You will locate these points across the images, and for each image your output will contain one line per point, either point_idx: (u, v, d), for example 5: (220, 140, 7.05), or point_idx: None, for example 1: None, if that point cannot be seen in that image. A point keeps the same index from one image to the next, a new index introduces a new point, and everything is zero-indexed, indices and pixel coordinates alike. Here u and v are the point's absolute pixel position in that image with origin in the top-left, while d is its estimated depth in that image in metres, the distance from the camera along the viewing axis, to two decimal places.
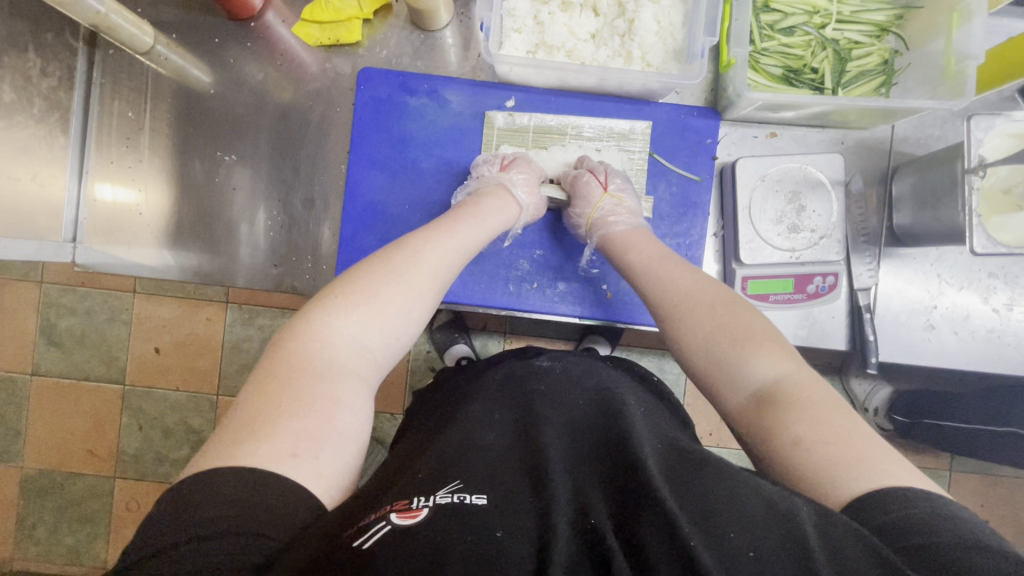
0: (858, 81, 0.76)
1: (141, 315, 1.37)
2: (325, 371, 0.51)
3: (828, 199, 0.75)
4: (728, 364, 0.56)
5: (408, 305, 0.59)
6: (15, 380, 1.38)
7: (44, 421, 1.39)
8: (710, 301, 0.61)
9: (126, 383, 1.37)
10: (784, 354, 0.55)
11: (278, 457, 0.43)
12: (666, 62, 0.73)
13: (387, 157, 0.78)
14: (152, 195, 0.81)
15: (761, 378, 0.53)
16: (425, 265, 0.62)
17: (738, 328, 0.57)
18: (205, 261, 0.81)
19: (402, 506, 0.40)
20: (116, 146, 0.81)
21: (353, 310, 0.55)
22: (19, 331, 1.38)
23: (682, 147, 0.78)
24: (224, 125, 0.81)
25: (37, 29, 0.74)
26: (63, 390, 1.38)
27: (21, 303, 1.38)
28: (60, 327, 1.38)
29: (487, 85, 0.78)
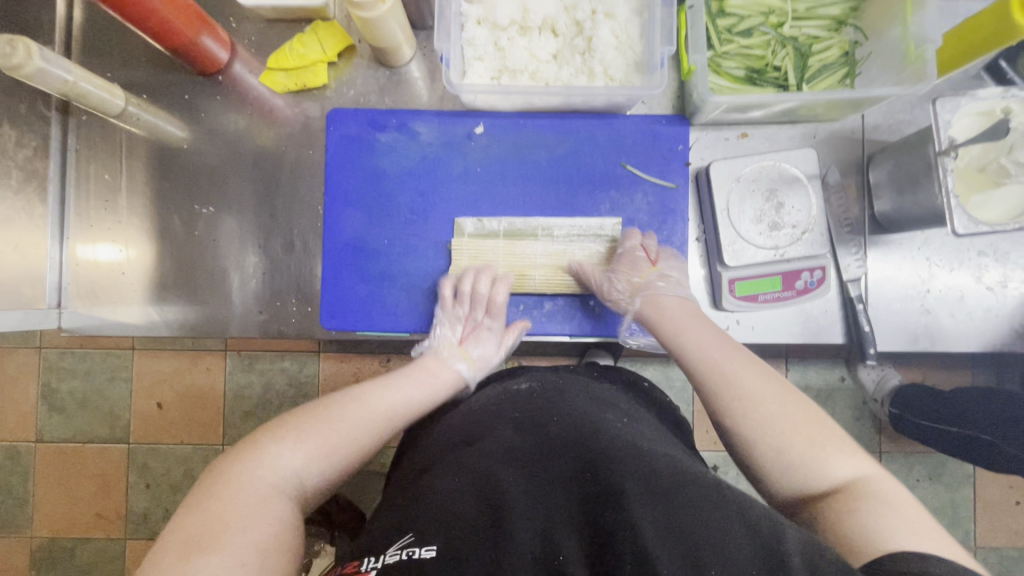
0: (822, 75, 0.76)
1: (140, 372, 1.37)
2: (265, 494, 0.53)
3: (805, 194, 0.75)
4: (801, 464, 0.55)
5: (354, 432, 0.63)
6: (18, 449, 1.37)
7: (51, 487, 1.37)
8: (762, 373, 0.62)
9: (130, 441, 1.36)
10: (846, 451, 0.55)
11: (220, 571, 0.46)
12: (629, 74, 0.74)
13: (362, 194, 0.79)
14: (133, 254, 0.81)
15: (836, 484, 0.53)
16: (364, 414, 0.65)
17: (814, 429, 0.56)
18: (192, 314, 0.81)
19: (351, 573, 0.45)
20: (94, 208, 0.81)
21: (298, 440, 0.59)
22: (19, 399, 1.38)
23: (655, 156, 0.78)
24: (200, 177, 0.82)
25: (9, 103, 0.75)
26: (66, 454, 1.37)
27: (20, 371, 1.38)
28: (61, 390, 1.37)
29: (455, 114, 0.78)
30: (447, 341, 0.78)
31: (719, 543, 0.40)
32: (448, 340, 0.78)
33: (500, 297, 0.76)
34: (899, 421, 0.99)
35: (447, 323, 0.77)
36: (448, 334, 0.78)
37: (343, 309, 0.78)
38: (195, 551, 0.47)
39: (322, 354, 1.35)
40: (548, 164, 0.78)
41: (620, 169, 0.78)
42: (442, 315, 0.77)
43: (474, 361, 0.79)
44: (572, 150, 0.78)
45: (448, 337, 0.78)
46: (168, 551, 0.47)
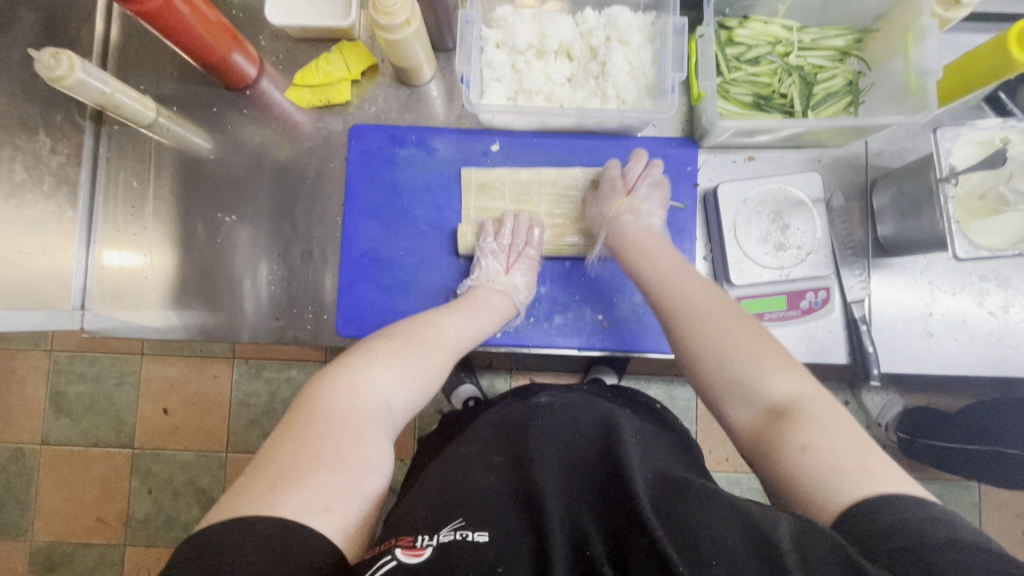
0: (827, 102, 0.79)
1: (148, 377, 1.39)
2: (362, 427, 0.53)
3: (810, 216, 0.77)
4: (738, 377, 0.57)
5: (428, 362, 0.64)
6: (24, 451, 1.39)
7: (55, 490, 1.38)
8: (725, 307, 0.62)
9: (135, 446, 1.37)
10: (789, 372, 0.56)
11: (312, 510, 0.44)
12: (641, 99, 0.77)
13: (380, 206, 0.81)
14: (156, 258, 0.84)
15: (782, 398, 0.54)
16: (433, 341, 0.66)
17: (754, 343, 0.58)
18: (210, 319, 0.83)
19: (406, 544, 0.44)
20: (121, 214, 0.84)
21: (384, 365, 0.60)
22: (29, 400, 1.39)
23: (664, 176, 0.81)
24: (223, 187, 0.85)
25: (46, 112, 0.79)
26: (73, 457, 1.38)
27: (30, 373, 1.40)
28: (69, 394, 1.39)
29: (472, 132, 0.82)
30: (494, 271, 0.76)
31: (736, 540, 0.40)
32: (494, 270, 0.76)
33: (535, 240, 0.78)
34: (909, 444, 0.98)
35: (490, 254, 0.77)
36: (493, 265, 0.77)
37: (359, 317, 0.80)
38: (288, 487, 0.45)
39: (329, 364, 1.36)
40: (561, 182, 0.81)
41: None
42: (486, 246, 0.77)
43: (515, 290, 0.77)
44: (584, 169, 0.81)
45: (495, 268, 0.76)
46: (262, 482, 0.46)
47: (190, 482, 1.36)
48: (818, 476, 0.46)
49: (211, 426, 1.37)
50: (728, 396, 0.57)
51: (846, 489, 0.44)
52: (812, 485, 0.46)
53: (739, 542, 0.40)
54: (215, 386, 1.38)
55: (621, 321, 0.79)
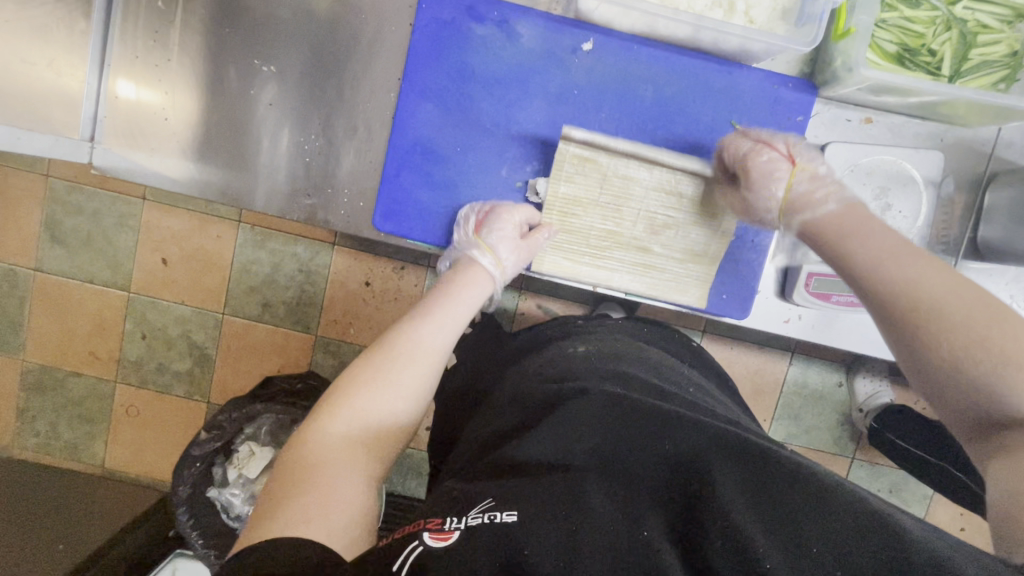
0: (979, 72, 0.67)
1: (149, 223, 1.31)
2: (308, 468, 0.48)
3: (917, 200, 0.69)
4: (980, 365, 0.46)
5: (418, 360, 0.58)
6: (16, 273, 1.34)
7: (47, 318, 1.36)
8: (905, 252, 0.53)
9: (131, 290, 1.34)
10: (971, 316, 0.48)
11: (293, 525, 0.43)
12: (772, 21, 0.64)
13: (442, 89, 0.70)
14: (177, 101, 0.74)
15: (1020, 397, 0.44)
16: (413, 346, 0.58)
17: (984, 315, 0.47)
18: (231, 178, 0.75)
19: (435, 526, 0.42)
20: (141, 39, 0.72)
21: (348, 395, 0.54)
22: (23, 224, 1.32)
23: (768, 122, 0.70)
24: (260, 26, 0.72)
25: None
26: (67, 289, 1.34)
27: (24, 196, 1.31)
28: (65, 224, 1.32)
29: (564, 22, 0.69)
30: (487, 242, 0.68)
31: (847, 533, 0.38)
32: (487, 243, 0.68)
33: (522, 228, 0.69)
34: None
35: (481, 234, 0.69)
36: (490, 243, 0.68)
37: (398, 213, 0.72)
38: (304, 510, 0.45)
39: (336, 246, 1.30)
40: (652, 104, 0.70)
41: (727, 126, 0.70)
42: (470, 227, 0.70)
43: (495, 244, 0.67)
44: (681, 94, 0.70)
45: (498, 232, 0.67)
46: (267, 516, 0.45)
47: (187, 336, 1.35)
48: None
49: (213, 284, 1.33)
50: (961, 410, 0.48)
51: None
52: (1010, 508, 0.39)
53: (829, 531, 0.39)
54: (219, 246, 1.32)
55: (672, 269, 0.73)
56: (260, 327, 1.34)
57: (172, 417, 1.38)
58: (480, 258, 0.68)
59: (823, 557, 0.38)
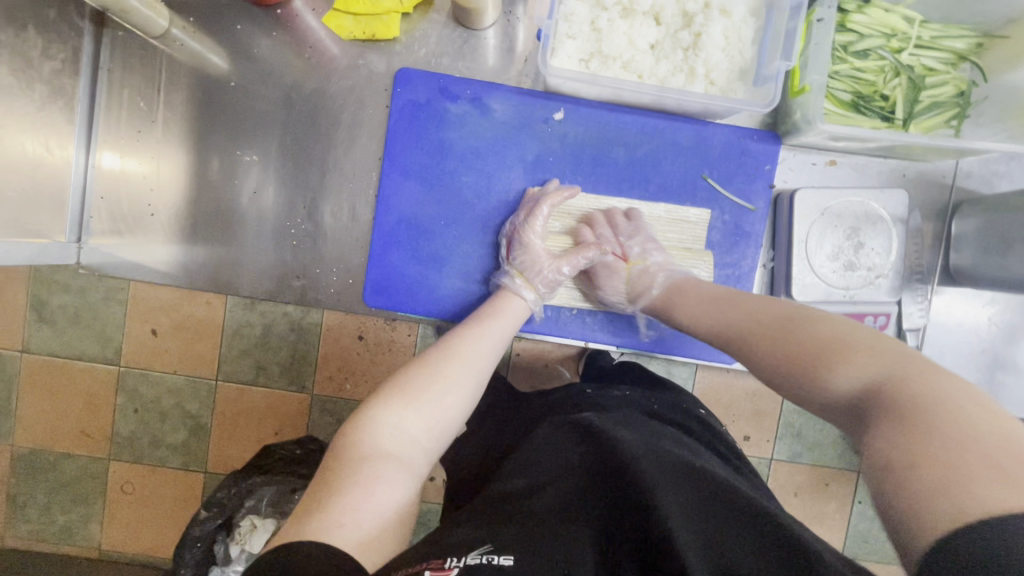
0: (930, 112, 0.71)
1: (138, 297, 1.31)
2: (356, 466, 0.48)
3: (888, 236, 0.71)
4: (803, 381, 0.46)
5: (464, 381, 0.57)
6: (3, 357, 1.33)
7: (34, 401, 1.33)
8: (739, 323, 0.55)
9: (121, 364, 1.32)
10: (773, 345, 0.50)
11: (329, 525, 0.42)
12: (732, 82, 0.68)
13: (423, 166, 0.72)
14: (161, 194, 0.75)
15: (859, 388, 0.42)
16: (458, 367, 0.58)
17: (804, 337, 0.48)
18: (219, 261, 0.76)
19: (437, 564, 0.41)
20: (125, 139, 0.75)
21: (400, 402, 0.53)
22: (8, 308, 1.31)
23: (738, 173, 0.73)
24: (242, 115, 0.75)
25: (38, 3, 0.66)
26: (55, 370, 1.33)
27: (9, 280, 1.31)
28: (51, 304, 1.31)
29: (534, 96, 0.72)
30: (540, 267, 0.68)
31: None
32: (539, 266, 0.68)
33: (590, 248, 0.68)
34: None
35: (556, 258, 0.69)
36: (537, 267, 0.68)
37: (388, 288, 0.73)
38: (341, 511, 0.44)
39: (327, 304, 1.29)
40: (626, 165, 0.72)
41: (700, 180, 0.73)
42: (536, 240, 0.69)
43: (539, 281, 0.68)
44: (652, 153, 0.72)
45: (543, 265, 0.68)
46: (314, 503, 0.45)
47: (180, 408, 1.33)
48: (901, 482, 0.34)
49: (204, 352, 1.32)
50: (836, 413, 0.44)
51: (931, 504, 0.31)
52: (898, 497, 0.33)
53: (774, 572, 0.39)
54: (208, 315, 1.31)
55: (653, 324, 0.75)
56: (253, 392, 1.32)
57: (166, 493, 1.34)
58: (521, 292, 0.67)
59: None
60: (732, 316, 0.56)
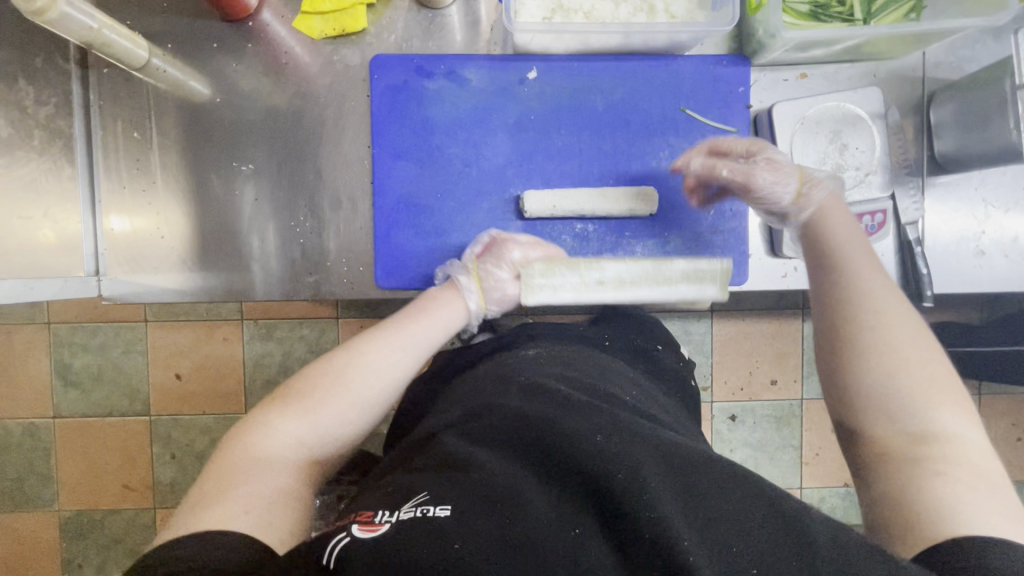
0: (889, 8, 0.72)
1: (155, 344, 1.34)
2: (252, 468, 0.53)
3: (870, 134, 0.73)
4: (908, 392, 0.52)
5: (368, 377, 0.64)
6: (36, 426, 1.36)
7: (72, 463, 1.36)
8: (862, 266, 0.61)
9: (151, 413, 1.35)
10: (904, 319, 0.57)
11: (226, 516, 0.48)
12: (692, 12, 0.70)
13: (411, 145, 0.76)
14: (167, 217, 0.78)
15: (940, 432, 0.51)
16: (357, 368, 0.64)
17: (922, 350, 0.55)
18: (230, 277, 0.78)
19: (365, 519, 0.42)
20: (125, 169, 0.77)
21: (295, 405, 0.60)
22: (35, 376, 1.35)
23: (714, 100, 0.75)
24: (231, 130, 0.77)
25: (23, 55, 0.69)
26: (86, 429, 1.35)
27: (30, 348, 1.34)
28: (75, 365, 1.34)
29: (505, 59, 0.74)
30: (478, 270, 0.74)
31: (760, 528, 0.41)
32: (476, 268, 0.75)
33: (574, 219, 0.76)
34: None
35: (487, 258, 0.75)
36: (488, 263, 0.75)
37: (398, 266, 0.77)
38: (235, 505, 0.49)
39: (340, 319, 1.32)
40: (605, 110, 0.75)
41: (679, 113, 0.75)
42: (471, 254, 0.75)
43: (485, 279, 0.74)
44: (629, 95, 0.75)
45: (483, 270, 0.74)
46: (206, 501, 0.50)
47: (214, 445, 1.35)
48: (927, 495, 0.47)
49: (229, 386, 1.35)
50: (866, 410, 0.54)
51: (947, 523, 0.44)
52: (924, 501, 0.46)
53: (758, 522, 0.41)
54: (225, 350, 1.34)
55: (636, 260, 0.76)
56: None
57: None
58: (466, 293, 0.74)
59: (741, 556, 0.40)
60: (874, 279, 0.59)
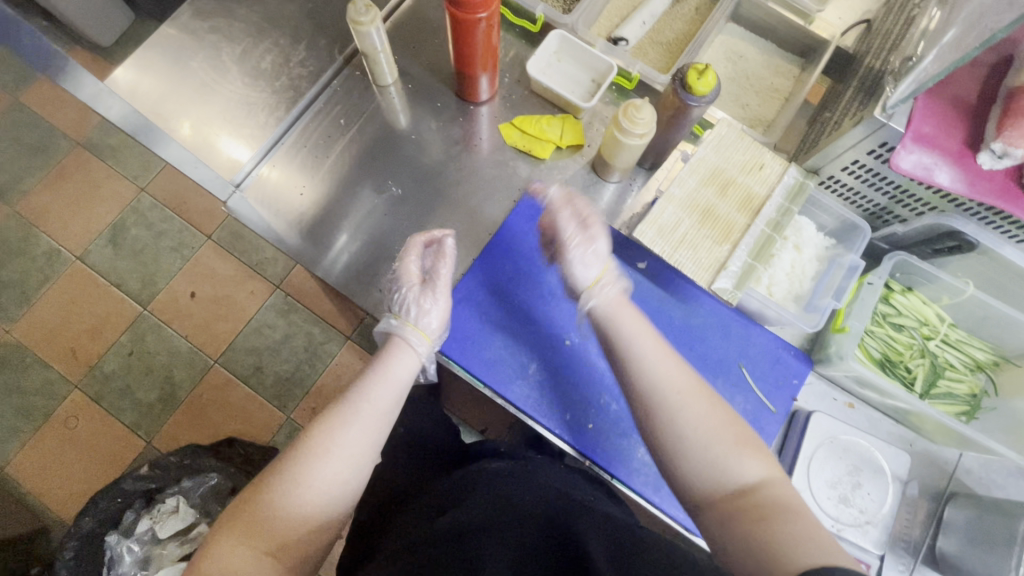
0: (945, 398, 0.81)
1: (198, 260, 1.72)
2: (243, 566, 0.55)
3: (884, 489, 0.77)
4: (720, 461, 0.58)
5: (369, 446, 0.65)
6: (60, 255, 1.72)
7: (59, 300, 1.68)
8: (637, 344, 0.68)
9: (144, 304, 1.68)
10: (696, 398, 0.62)
11: None
12: (787, 299, 0.80)
13: (522, 253, 0.87)
14: (316, 181, 0.91)
15: (744, 482, 0.57)
16: (358, 431, 0.65)
17: (723, 415, 0.62)
18: (322, 254, 0.89)
19: None
20: (315, 134, 0.93)
21: (285, 495, 0.59)
22: (126, 241, 1.73)
23: (771, 374, 0.82)
24: (403, 160, 0.93)
25: (310, 46, 0.96)
26: (90, 282, 1.70)
27: (118, 210, 1.76)
28: (128, 234, 1.73)
29: (626, 242, 0.88)
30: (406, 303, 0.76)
31: None
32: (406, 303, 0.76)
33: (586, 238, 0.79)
34: None
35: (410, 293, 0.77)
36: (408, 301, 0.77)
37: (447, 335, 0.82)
38: None
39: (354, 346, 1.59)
40: (678, 325, 0.84)
41: (736, 366, 0.83)
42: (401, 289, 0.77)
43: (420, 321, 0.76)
44: (705, 326, 0.84)
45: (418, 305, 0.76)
46: None
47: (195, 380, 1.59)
48: (777, 531, 0.52)
49: (197, 317, 1.67)
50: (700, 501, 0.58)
51: (790, 558, 0.50)
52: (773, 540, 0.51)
53: None
54: (210, 289, 1.70)
55: (627, 447, 0.80)
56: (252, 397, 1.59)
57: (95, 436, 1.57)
58: (406, 334, 0.75)
59: None
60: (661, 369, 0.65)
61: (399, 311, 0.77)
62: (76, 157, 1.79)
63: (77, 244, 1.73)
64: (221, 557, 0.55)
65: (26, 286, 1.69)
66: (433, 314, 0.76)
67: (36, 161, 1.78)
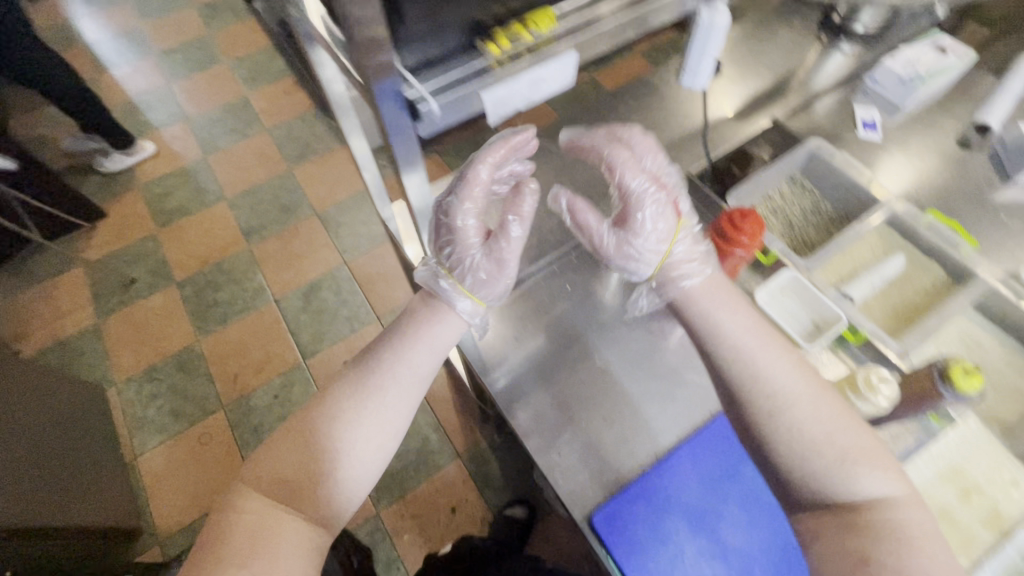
0: None
1: (363, 336, 1.92)
2: (282, 518, 0.63)
3: None
4: (836, 470, 0.67)
5: (388, 410, 0.71)
6: (263, 294, 2.03)
7: (246, 330, 1.96)
8: (826, 430, 0.69)
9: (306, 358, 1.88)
10: (815, 411, 0.69)
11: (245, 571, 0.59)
12: None
13: (714, 471, 0.89)
14: (531, 332, 1.01)
15: (863, 496, 0.67)
16: (377, 382, 0.72)
17: (859, 452, 0.68)
18: (514, 397, 0.95)
19: None
20: (541, 292, 1.05)
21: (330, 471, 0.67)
22: (316, 301, 2.00)
23: None
24: (609, 337, 1.00)
25: (558, 220, 1.12)
26: (274, 324, 1.96)
27: (321, 273, 2.06)
28: (320, 295, 2.01)
29: None
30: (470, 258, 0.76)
31: None
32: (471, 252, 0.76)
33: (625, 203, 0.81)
34: None
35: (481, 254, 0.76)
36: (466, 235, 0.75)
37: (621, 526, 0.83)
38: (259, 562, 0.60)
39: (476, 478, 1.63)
40: None
41: None
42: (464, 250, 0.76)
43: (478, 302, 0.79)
44: None
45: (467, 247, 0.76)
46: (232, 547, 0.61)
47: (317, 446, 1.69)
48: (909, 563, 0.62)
49: None
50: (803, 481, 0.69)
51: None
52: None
53: None
54: None
55: None
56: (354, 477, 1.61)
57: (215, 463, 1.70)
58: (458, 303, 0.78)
59: None
60: (811, 414, 0.69)
61: (450, 266, 0.76)
62: (310, 224, 2.18)
63: (279, 290, 2.04)
64: (250, 500, 0.64)
65: (229, 310, 2.00)
66: (491, 279, 0.77)
67: (283, 217, 2.21)
